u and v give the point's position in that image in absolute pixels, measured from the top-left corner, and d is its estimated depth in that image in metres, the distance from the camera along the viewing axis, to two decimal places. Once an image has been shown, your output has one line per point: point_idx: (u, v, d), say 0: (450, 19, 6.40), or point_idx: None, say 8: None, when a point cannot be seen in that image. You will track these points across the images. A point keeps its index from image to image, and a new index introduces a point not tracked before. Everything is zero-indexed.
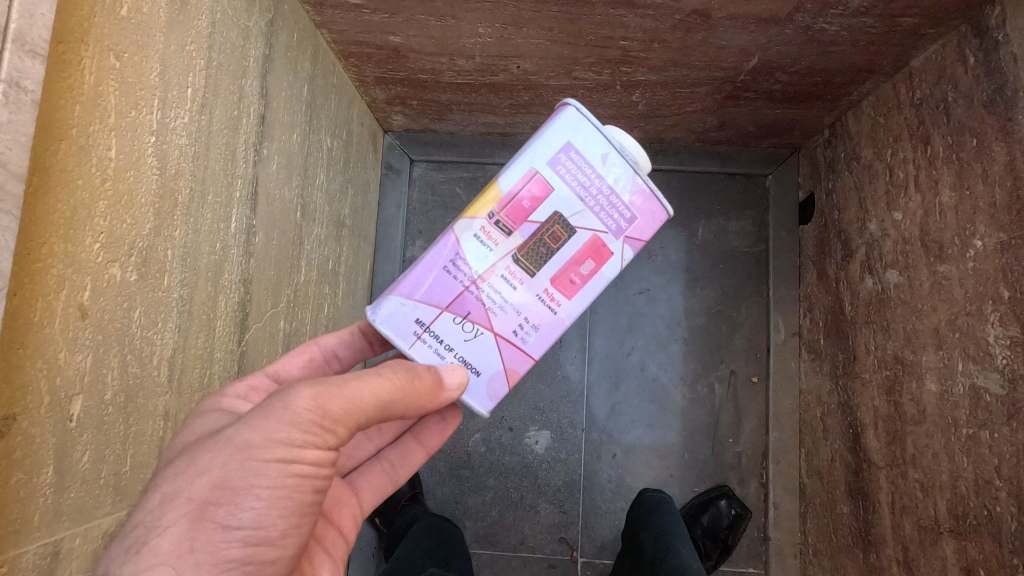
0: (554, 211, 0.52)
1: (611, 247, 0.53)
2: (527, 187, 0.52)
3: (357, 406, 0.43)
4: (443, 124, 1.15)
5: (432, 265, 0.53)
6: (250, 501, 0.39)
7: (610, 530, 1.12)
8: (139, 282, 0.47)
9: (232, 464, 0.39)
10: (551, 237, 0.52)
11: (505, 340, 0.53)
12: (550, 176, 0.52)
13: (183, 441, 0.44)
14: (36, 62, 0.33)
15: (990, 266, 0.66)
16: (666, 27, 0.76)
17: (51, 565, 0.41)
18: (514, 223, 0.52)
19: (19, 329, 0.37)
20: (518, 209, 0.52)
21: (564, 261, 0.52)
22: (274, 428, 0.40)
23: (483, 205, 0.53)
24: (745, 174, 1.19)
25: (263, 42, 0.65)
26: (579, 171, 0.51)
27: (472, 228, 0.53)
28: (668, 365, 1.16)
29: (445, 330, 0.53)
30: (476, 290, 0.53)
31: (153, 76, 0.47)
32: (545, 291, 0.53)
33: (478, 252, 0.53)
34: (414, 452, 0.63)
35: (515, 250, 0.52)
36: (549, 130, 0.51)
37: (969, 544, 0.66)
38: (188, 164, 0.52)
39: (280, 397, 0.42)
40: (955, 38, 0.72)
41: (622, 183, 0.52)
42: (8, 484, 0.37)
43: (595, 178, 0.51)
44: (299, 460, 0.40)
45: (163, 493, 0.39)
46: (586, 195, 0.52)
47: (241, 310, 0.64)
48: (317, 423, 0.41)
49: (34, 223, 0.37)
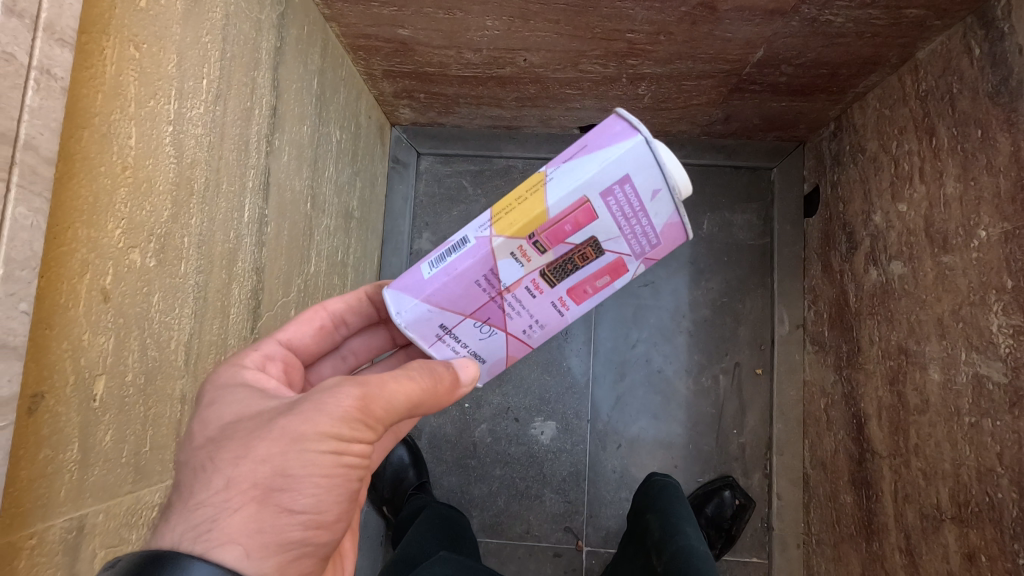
0: (593, 238, 0.48)
1: (632, 268, 0.51)
2: (571, 211, 0.47)
3: (394, 406, 0.44)
4: (450, 117, 1.16)
5: (461, 276, 0.50)
6: (309, 488, 0.41)
7: (615, 520, 1.13)
8: (157, 267, 0.48)
9: (289, 455, 0.40)
10: (580, 258, 0.49)
11: (514, 337, 0.55)
12: (597, 205, 0.47)
13: (219, 422, 0.44)
14: (65, 50, 0.35)
15: (993, 256, 0.66)
16: (672, 19, 0.77)
17: (78, 540, 0.42)
18: (551, 244, 0.49)
19: (46, 309, 0.38)
20: (558, 231, 0.48)
21: (585, 278, 0.51)
22: (326, 423, 0.41)
23: (524, 222, 0.48)
24: (750, 167, 1.19)
25: (274, 35, 0.66)
26: (627, 203, 0.47)
27: (509, 245, 0.49)
28: (673, 357, 1.17)
29: (464, 331, 0.54)
30: (500, 301, 0.52)
31: (171, 67, 0.48)
32: (561, 302, 0.53)
33: (509, 269, 0.50)
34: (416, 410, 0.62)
35: (544, 267, 0.50)
36: (610, 157, 0.46)
37: (971, 531, 0.67)
38: (204, 154, 0.53)
39: (328, 392, 0.42)
40: (960, 29, 0.72)
41: (664, 218, 0.48)
42: (36, 460, 0.38)
43: (640, 211, 0.47)
44: (349, 453, 0.42)
45: (226, 476, 0.40)
46: (628, 226, 0.48)
47: (253, 298, 0.65)
48: (362, 421, 0.42)
49: (60, 208, 0.38)
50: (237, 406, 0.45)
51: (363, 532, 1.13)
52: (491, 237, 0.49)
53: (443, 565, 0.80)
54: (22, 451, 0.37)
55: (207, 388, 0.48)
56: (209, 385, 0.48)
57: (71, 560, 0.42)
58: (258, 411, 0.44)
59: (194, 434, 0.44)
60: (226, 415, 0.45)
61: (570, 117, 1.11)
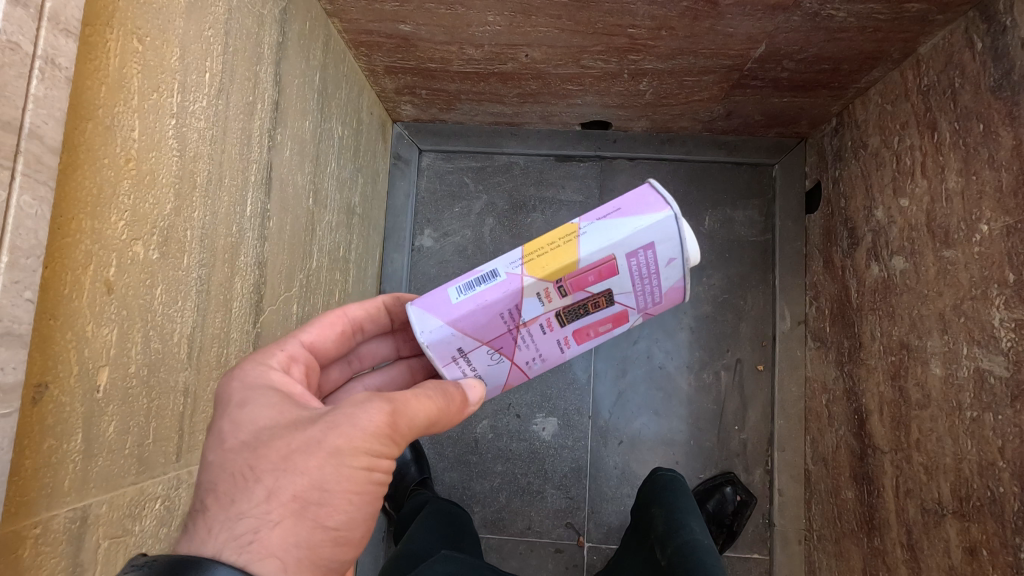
0: (609, 290, 0.50)
1: (634, 321, 0.54)
2: (597, 264, 0.49)
3: (416, 424, 0.45)
4: (452, 113, 1.16)
5: (489, 306, 0.51)
6: (343, 504, 0.41)
7: (616, 517, 1.13)
8: (160, 259, 0.48)
9: (327, 467, 0.41)
10: (593, 306, 0.51)
11: (517, 368, 0.56)
12: (621, 263, 0.49)
13: (251, 428, 0.43)
14: (70, 40, 0.35)
15: (995, 251, 0.66)
16: (674, 14, 0.77)
17: (82, 530, 0.43)
18: (573, 290, 0.50)
19: (50, 301, 0.38)
20: (582, 280, 0.50)
21: (592, 325, 0.53)
22: (359, 438, 0.42)
23: (554, 265, 0.49)
24: (751, 164, 1.19)
25: (276, 30, 0.66)
26: (647, 266, 0.49)
27: (537, 285, 0.50)
28: (675, 353, 1.17)
29: (475, 358, 0.54)
30: (514, 334, 0.53)
31: (174, 60, 0.48)
32: (566, 340, 0.54)
33: (532, 305, 0.51)
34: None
35: (560, 308, 0.51)
36: (642, 224, 0.48)
37: (972, 525, 0.67)
38: (207, 147, 0.53)
39: (357, 406, 0.43)
40: (962, 24, 0.72)
41: (674, 283, 0.51)
42: (41, 450, 0.38)
43: (656, 275, 0.50)
44: (378, 469, 0.43)
45: (268, 486, 0.40)
46: (641, 285, 0.50)
47: (256, 292, 0.65)
48: (389, 438, 0.43)
49: (64, 200, 0.39)
50: (263, 411, 0.44)
51: None
52: (521, 275, 0.50)
53: (445, 565, 0.79)
54: (27, 441, 0.37)
55: (229, 387, 0.47)
56: (231, 385, 0.47)
57: (75, 549, 0.42)
58: (288, 420, 0.43)
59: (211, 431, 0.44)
60: (254, 420, 0.44)
61: (572, 113, 1.11)
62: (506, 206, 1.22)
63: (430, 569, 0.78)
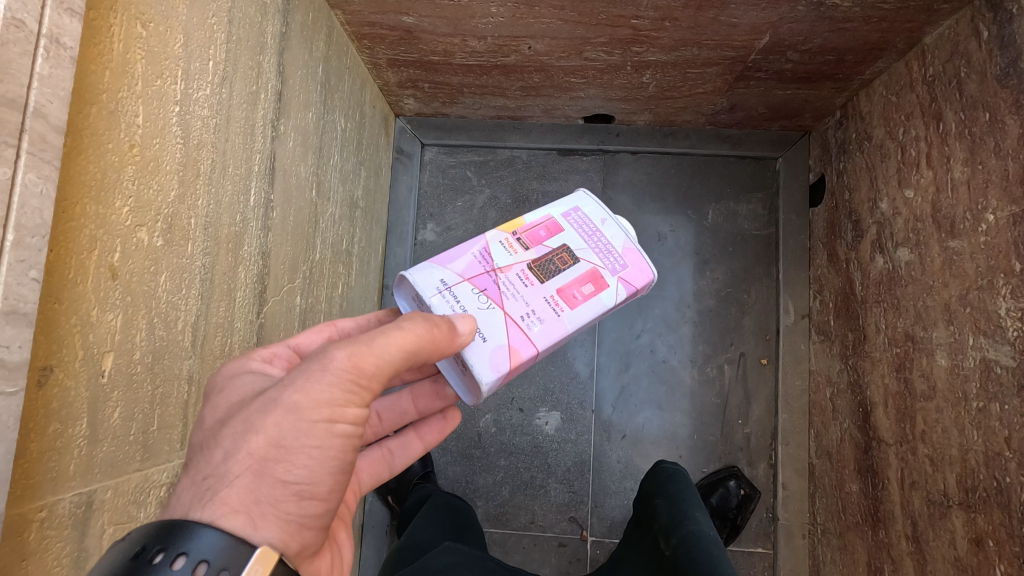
0: (564, 243, 0.63)
1: (608, 280, 0.62)
2: (544, 224, 0.65)
3: (385, 362, 0.45)
4: (454, 107, 1.16)
5: (463, 250, 0.62)
6: (303, 459, 0.42)
7: (620, 510, 1.13)
8: (164, 246, 0.48)
9: (283, 424, 0.42)
10: (559, 260, 0.62)
11: (512, 320, 0.57)
12: (562, 222, 0.65)
13: (225, 406, 0.45)
14: (74, 20, 0.35)
15: (1002, 240, 0.66)
16: (678, 4, 0.76)
17: (87, 515, 0.43)
18: (531, 243, 0.63)
19: (55, 285, 0.38)
20: (537, 236, 0.64)
21: (569, 280, 0.61)
22: (319, 389, 0.43)
23: (510, 228, 0.65)
24: (755, 157, 1.19)
25: (280, 19, 0.66)
26: (586, 227, 0.65)
27: (500, 237, 0.64)
28: (678, 347, 1.17)
29: (463, 295, 0.58)
30: (494, 276, 0.60)
31: (178, 47, 0.48)
32: (551, 296, 0.60)
33: (501, 252, 0.62)
34: (413, 443, 0.65)
35: (530, 261, 0.62)
36: (566, 198, 0.68)
37: (978, 516, 0.67)
38: (210, 135, 0.53)
39: (316, 359, 0.44)
40: (969, 12, 0.72)
41: (618, 240, 0.65)
42: (46, 433, 0.38)
43: (598, 233, 0.65)
44: (342, 420, 0.43)
45: (225, 449, 0.41)
46: (590, 240, 0.64)
47: (259, 283, 0.65)
48: (353, 381, 0.44)
49: (68, 184, 0.39)
50: (242, 391, 0.46)
51: (368, 521, 1.13)
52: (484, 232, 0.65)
53: (451, 557, 0.80)
54: (32, 424, 0.37)
55: (215, 379, 0.48)
56: (217, 376, 0.48)
57: (80, 535, 0.42)
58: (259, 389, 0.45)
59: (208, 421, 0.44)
60: (231, 395, 0.46)
61: (575, 107, 1.11)
62: (509, 200, 1.22)
63: (434, 560, 0.78)
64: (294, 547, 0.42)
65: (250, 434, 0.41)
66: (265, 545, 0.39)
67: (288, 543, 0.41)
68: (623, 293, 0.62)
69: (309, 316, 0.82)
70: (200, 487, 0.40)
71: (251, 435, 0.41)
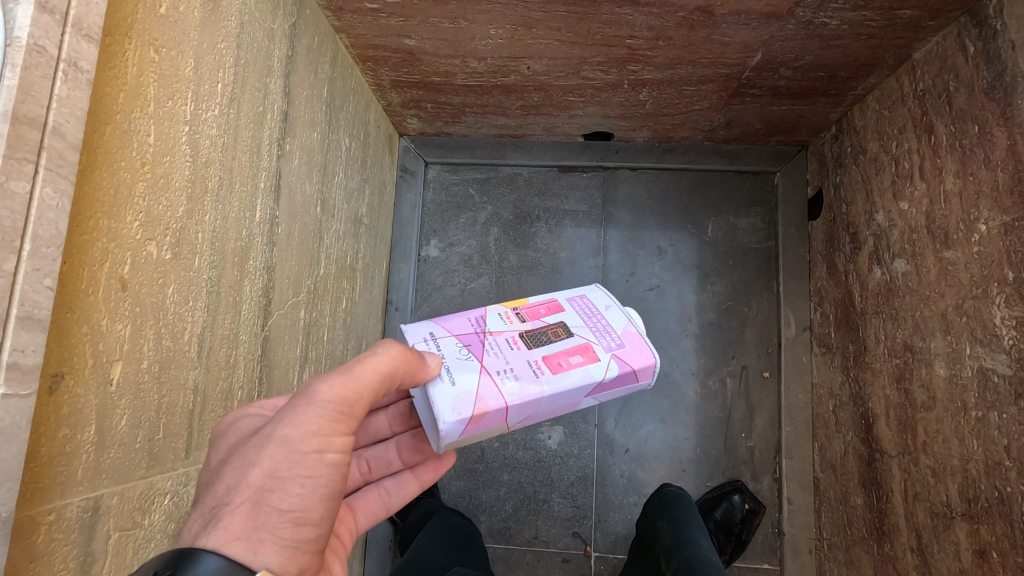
0: (562, 321, 0.64)
1: (600, 354, 0.61)
2: (547, 304, 0.67)
3: (366, 389, 0.46)
4: (456, 126, 1.19)
5: (460, 315, 0.64)
6: (296, 488, 0.43)
7: (623, 526, 1.12)
8: (173, 260, 0.50)
9: (277, 456, 0.42)
10: (553, 333, 0.63)
11: (488, 374, 0.56)
12: (564, 305, 0.67)
13: (224, 448, 0.46)
14: (91, 45, 0.37)
15: (994, 249, 0.67)
16: (670, 24, 0.79)
17: (94, 520, 0.44)
18: (530, 317, 0.65)
19: (69, 295, 0.40)
20: (536, 312, 0.65)
21: (558, 349, 0.61)
22: (306, 421, 0.43)
23: (512, 303, 0.67)
24: (753, 171, 1.20)
25: (286, 44, 0.69)
26: (588, 310, 0.66)
27: (499, 309, 0.66)
28: (680, 361, 1.17)
29: (447, 347, 0.58)
30: (482, 336, 0.61)
31: (189, 70, 0.50)
32: (535, 362, 0.59)
33: (496, 321, 0.64)
34: (409, 484, 0.64)
35: (523, 329, 0.63)
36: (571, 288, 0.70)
37: (981, 527, 0.67)
38: (218, 154, 0.55)
39: (302, 394, 0.44)
40: (955, 29, 0.74)
41: (620, 323, 0.65)
42: (56, 438, 0.40)
43: (600, 316, 0.66)
44: (331, 450, 0.44)
45: (227, 482, 0.42)
46: (589, 321, 0.65)
47: (264, 297, 0.67)
48: (339, 412, 0.45)
49: (84, 198, 0.41)
50: (242, 431, 0.47)
51: (370, 536, 1.13)
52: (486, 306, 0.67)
53: None
54: (43, 428, 0.39)
55: (218, 427, 0.50)
56: (219, 424, 0.50)
57: (87, 538, 0.43)
58: (258, 427, 0.46)
59: (212, 460, 0.46)
60: (233, 437, 0.47)
61: (574, 124, 1.13)
62: (510, 216, 1.24)
63: None
64: (292, 571, 0.42)
65: (250, 467, 0.42)
66: (264, 570, 0.40)
67: (287, 567, 0.42)
68: (614, 369, 0.60)
69: (313, 330, 0.83)
70: (205, 515, 0.41)
71: (251, 468, 0.42)
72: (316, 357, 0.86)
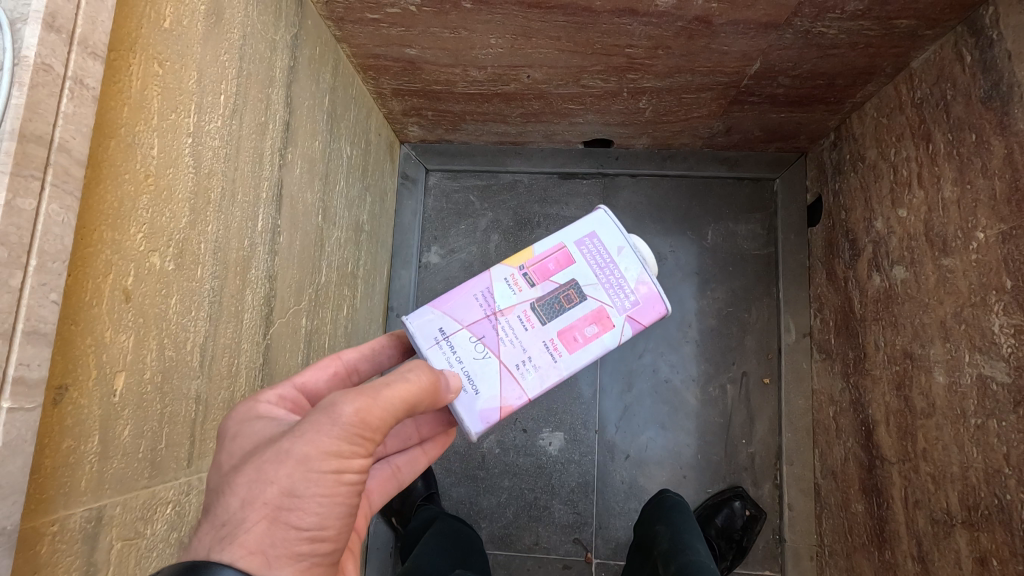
0: (572, 278, 0.62)
1: (614, 319, 0.62)
2: (554, 255, 0.63)
3: (387, 413, 0.46)
4: (457, 134, 1.19)
5: (466, 290, 0.63)
6: (314, 506, 0.43)
7: (624, 532, 1.12)
8: (175, 270, 0.50)
9: (295, 475, 0.42)
10: (565, 298, 0.62)
11: (507, 369, 0.60)
12: (573, 252, 0.63)
13: (237, 453, 0.46)
14: (97, 62, 0.38)
15: (992, 258, 0.67)
16: (670, 34, 0.79)
17: (97, 530, 0.44)
18: (538, 278, 0.63)
19: (73, 306, 0.40)
20: (545, 270, 0.63)
21: (572, 322, 0.61)
22: (327, 441, 0.43)
23: (517, 259, 0.64)
24: (753, 178, 1.21)
25: (288, 55, 0.69)
26: (599, 257, 0.63)
27: (505, 273, 0.63)
28: (680, 367, 1.17)
29: (461, 344, 0.60)
30: (494, 320, 0.61)
31: (192, 83, 0.51)
32: (551, 340, 0.61)
33: (504, 292, 0.62)
34: (420, 459, 0.64)
35: (534, 300, 0.62)
36: (579, 221, 0.64)
37: (981, 535, 0.67)
38: (220, 164, 0.56)
39: (324, 411, 0.44)
40: (952, 38, 0.74)
41: (633, 271, 0.62)
42: (60, 449, 0.40)
43: (612, 265, 0.63)
44: (349, 471, 0.44)
45: (242, 496, 0.41)
46: (600, 272, 0.62)
47: (265, 305, 0.67)
48: (361, 435, 0.44)
49: (87, 211, 0.41)
50: (256, 439, 0.46)
51: (371, 543, 1.14)
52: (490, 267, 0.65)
53: None
54: (47, 439, 0.39)
55: (228, 423, 0.49)
56: (228, 421, 0.49)
57: (89, 549, 0.44)
58: (273, 435, 0.46)
59: (222, 464, 0.45)
60: (246, 444, 0.46)
61: (575, 132, 1.14)
62: (511, 222, 1.25)
63: None
64: None
65: (266, 483, 0.42)
66: None
67: None
68: (629, 332, 0.62)
69: (314, 337, 0.84)
70: (218, 529, 0.41)
71: (267, 484, 0.42)
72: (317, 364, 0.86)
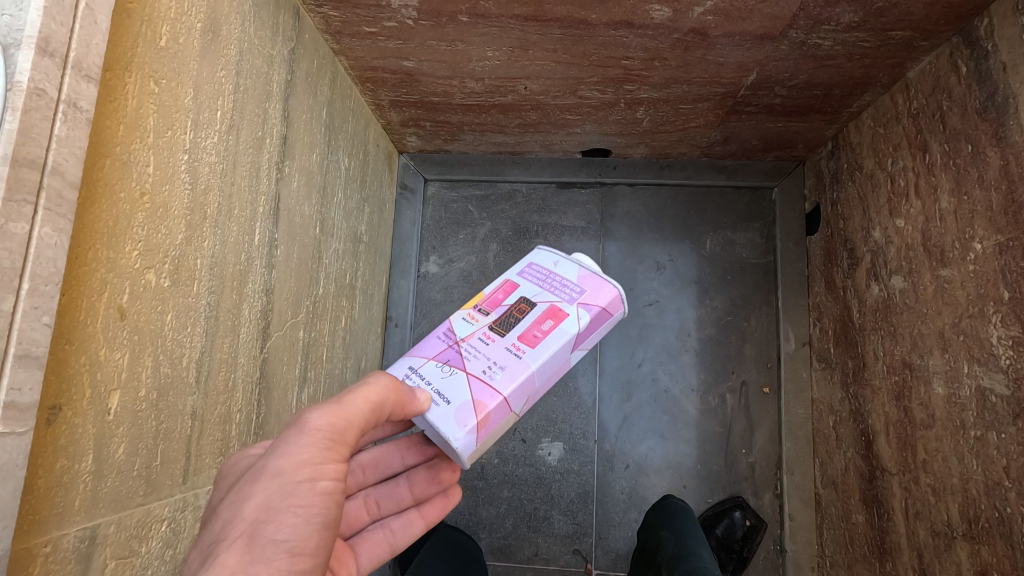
0: (520, 295, 0.66)
1: (567, 310, 0.64)
2: (501, 286, 0.68)
3: (356, 416, 0.47)
4: (455, 144, 1.19)
5: (429, 337, 0.65)
6: (290, 518, 0.42)
7: (623, 543, 1.11)
8: (171, 286, 0.50)
9: (270, 488, 0.42)
10: (517, 311, 0.65)
11: (475, 376, 0.58)
12: (517, 279, 0.68)
13: (224, 485, 0.47)
14: (91, 85, 0.38)
15: (989, 268, 0.67)
16: (665, 45, 0.80)
17: (90, 550, 0.44)
18: (490, 307, 0.66)
19: (66, 326, 0.41)
20: (495, 300, 0.67)
21: (528, 324, 0.63)
22: (297, 450, 0.43)
23: (469, 303, 0.68)
24: (751, 187, 1.21)
25: (285, 68, 0.69)
26: (540, 274, 0.68)
27: (461, 314, 0.67)
28: (680, 376, 1.17)
29: (429, 372, 0.60)
30: (457, 347, 0.62)
31: (188, 100, 0.51)
32: (512, 344, 0.61)
33: (461, 326, 0.65)
34: (415, 523, 0.63)
35: (491, 322, 0.64)
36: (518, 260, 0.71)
37: (982, 547, 0.66)
38: (217, 180, 0.56)
39: (293, 425, 0.45)
40: (948, 49, 0.74)
41: (573, 272, 0.67)
42: (53, 469, 0.40)
43: (553, 275, 0.68)
44: (323, 478, 0.44)
45: (224, 517, 0.42)
46: (544, 283, 0.67)
47: (262, 319, 0.67)
48: (331, 440, 0.45)
49: (81, 231, 0.41)
50: (241, 472, 0.47)
51: None
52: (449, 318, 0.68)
53: None
54: (39, 461, 0.39)
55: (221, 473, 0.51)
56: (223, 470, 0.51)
57: (83, 568, 0.44)
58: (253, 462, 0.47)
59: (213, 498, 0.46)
60: (231, 479, 0.47)
61: (573, 142, 1.14)
62: (509, 232, 1.25)
63: None
64: None
65: (243, 501, 0.42)
66: None
67: None
68: (585, 316, 0.63)
69: (312, 349, 0.84)
70: (205, 550, 0.40)
71: (244, 502, 0.42)
72: (315, 377, 0.86)
